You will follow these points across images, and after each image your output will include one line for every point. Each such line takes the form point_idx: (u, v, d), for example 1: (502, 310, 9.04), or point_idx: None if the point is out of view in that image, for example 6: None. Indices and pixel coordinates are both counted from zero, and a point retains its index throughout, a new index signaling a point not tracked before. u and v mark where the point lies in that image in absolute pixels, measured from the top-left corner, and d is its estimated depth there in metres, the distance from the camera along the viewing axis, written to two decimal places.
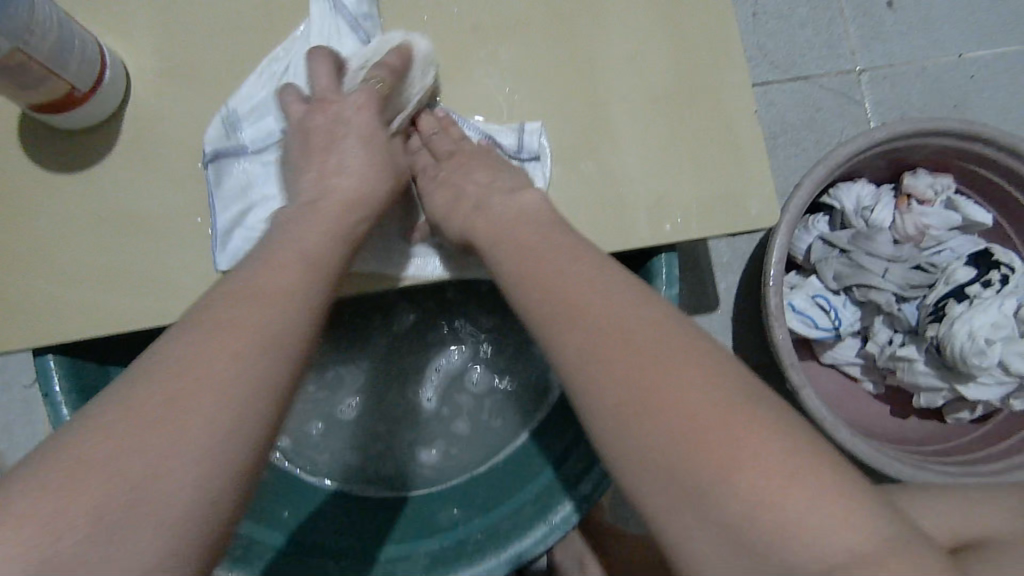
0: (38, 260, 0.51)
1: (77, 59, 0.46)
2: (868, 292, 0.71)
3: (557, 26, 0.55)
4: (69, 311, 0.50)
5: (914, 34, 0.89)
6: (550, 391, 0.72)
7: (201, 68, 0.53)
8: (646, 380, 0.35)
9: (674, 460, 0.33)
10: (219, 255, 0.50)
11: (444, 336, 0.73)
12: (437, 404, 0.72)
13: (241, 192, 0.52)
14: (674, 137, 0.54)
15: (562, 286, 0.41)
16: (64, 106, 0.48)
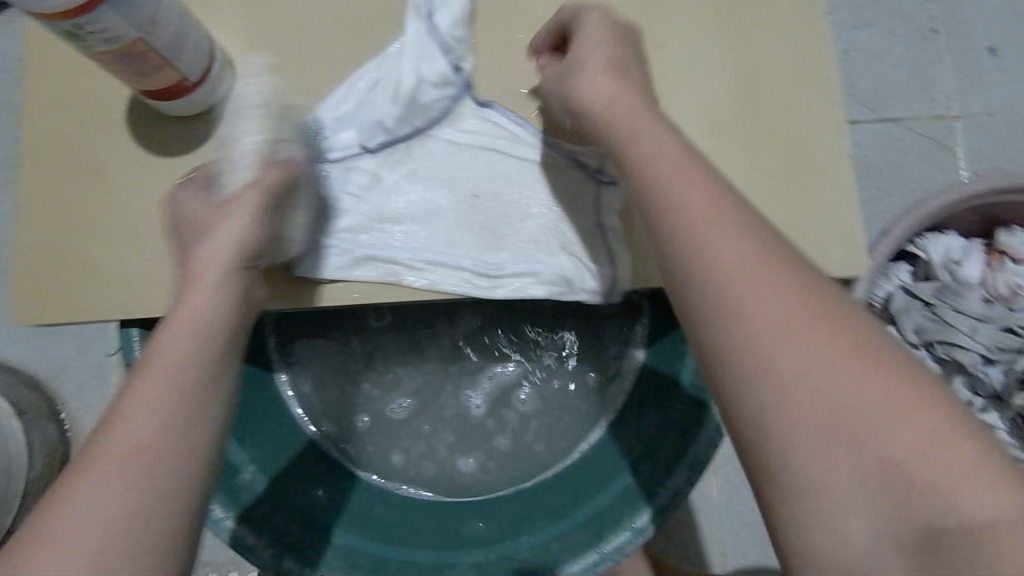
0: (129, 239, 0.53)
1: (191, 51, 0.48)
2: (952, 351, 0.68)
3: (651, 51, 0.55)
4: (152, 290, 0.52)
5: (1017, 82, 0.85)
6: (598, 418, 0.71)
7: (299, 64, 0.54)
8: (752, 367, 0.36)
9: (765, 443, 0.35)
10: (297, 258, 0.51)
11: (501, 346, 0.72)
12: (485, 413, 0.71)
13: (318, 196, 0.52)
14: (763, 173, 0.53)
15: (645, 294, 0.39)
16: (174, 93, 0.50)
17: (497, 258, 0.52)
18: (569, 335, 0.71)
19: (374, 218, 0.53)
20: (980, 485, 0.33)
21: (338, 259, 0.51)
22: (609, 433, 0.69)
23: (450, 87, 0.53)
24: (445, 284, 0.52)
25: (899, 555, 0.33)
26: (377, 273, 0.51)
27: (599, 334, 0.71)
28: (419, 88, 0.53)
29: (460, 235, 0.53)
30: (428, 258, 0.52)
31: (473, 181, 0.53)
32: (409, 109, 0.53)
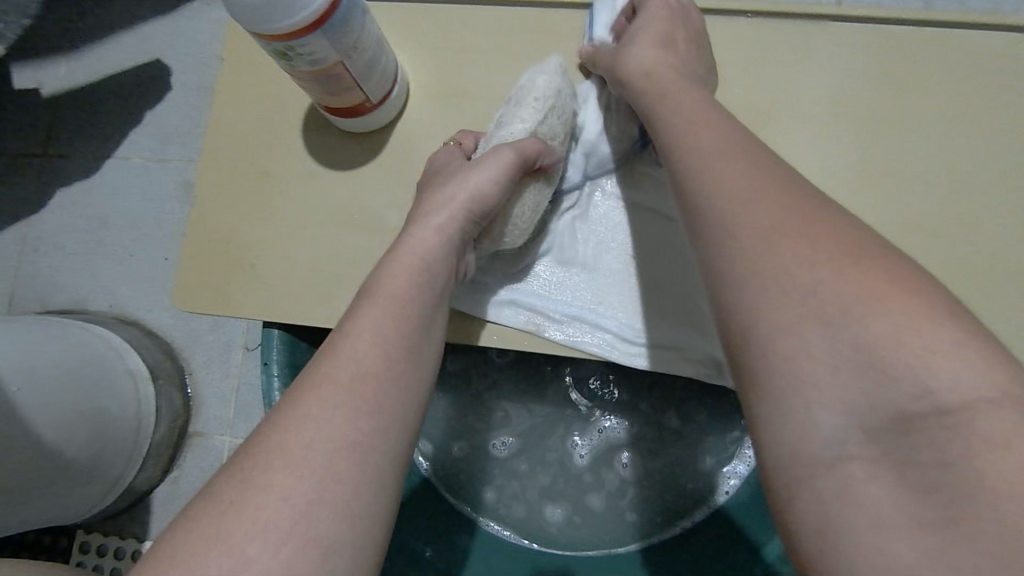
0: (288, 243, 0.55)
1: (378, 76, 0.49)
2: None
3: (864, 126, 0.53)
4: (300, 296, 0.54)
5: None
6: (701, 502, 0.67)
7: (472, 97, 0.55)
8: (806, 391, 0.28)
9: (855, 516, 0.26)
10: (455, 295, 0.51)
11: (617, 400, 0.70)
12: (587, 465, 0.69)
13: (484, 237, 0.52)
14: (961, 263, 0.49)
15: None
16: (355, 112, 0.52)
17: (641, 323, 0.50)
18: (684, 406, 0.69)
19: (528, 265, 0.52)
20: (982, 368, 0.25)
21: (496, 297, 0.51)
22: (711, 521, 0.65)
23: (634, 140, 0.52)
24: (587, 343, 0.50)
25: (871, 448, 0.26)
26: (518, 320, 0.50)
27: (716, 413, 0.68)
28: (600, 138, 0.51)
29: (608, 294, 0.51)
30: (573, 313, 0.50)
31: (630, 243, 0.52)
32: (587, 155, 0.52)
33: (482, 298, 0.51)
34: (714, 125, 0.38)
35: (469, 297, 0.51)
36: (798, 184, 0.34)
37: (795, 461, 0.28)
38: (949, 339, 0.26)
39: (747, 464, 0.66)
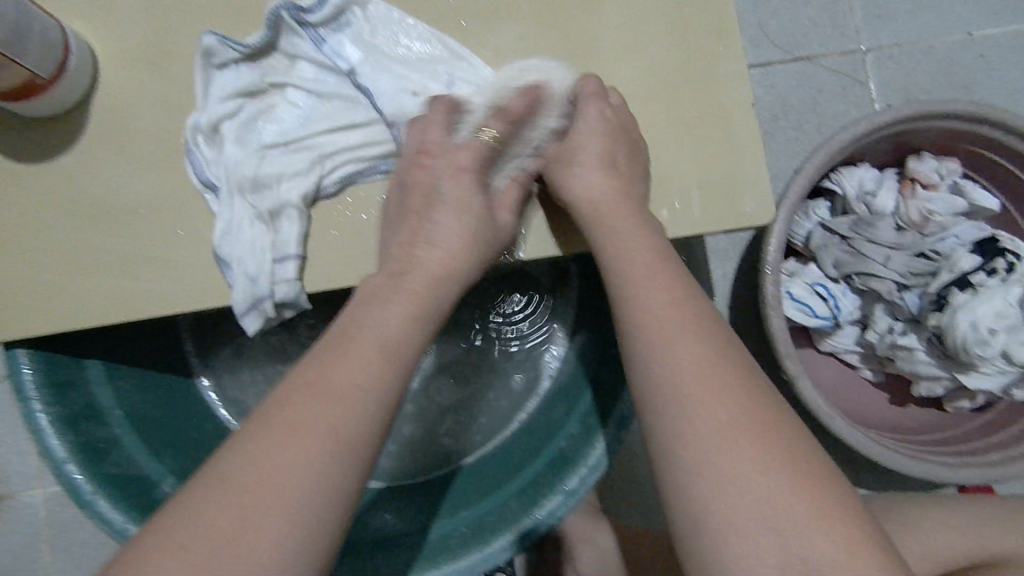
0: None
1: (37, 46, 0.45)
2: (868, 281, 0.69)
3: None
4: (15, 294, 0.51)
5: (923, 9, 0.84)
6: (525, 403, 0.70)
7: (170, 56, 0.53)
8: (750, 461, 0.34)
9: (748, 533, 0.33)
10: (193, 154, 0.52)
11: (436, 326, 0.71)
12: (419, 383, 0.71)
13: (250, 106, 0.52)
14: (679, 115, 0.54)
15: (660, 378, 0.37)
16: (28, 93, 0.47)
17: (280, 183, 0.51)
18: (500, 323, 0.72)
19: (200, 140, 0.51)
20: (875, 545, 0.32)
21: (208, 151, 0.52)
22: (540, 408, 0.68)
23: (391, 95, 0.53)
24: (232, 234, 0.50)
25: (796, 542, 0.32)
26: (210, 154, 0.51)
27: (528, 320, 0.72)
28: (384, 66, 0.53)
29: (267, 164, 0.51)
30: (225, 179, 0.51)
31: (320, 140, 0.52)
32: (368, 57, 0.53)
33: (200, 154, 0.51)
34: (366, 74, 0.53)
35: (197, 154, 0.51)
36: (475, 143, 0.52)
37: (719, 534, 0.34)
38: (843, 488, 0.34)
39: (560, 356, 0.70)
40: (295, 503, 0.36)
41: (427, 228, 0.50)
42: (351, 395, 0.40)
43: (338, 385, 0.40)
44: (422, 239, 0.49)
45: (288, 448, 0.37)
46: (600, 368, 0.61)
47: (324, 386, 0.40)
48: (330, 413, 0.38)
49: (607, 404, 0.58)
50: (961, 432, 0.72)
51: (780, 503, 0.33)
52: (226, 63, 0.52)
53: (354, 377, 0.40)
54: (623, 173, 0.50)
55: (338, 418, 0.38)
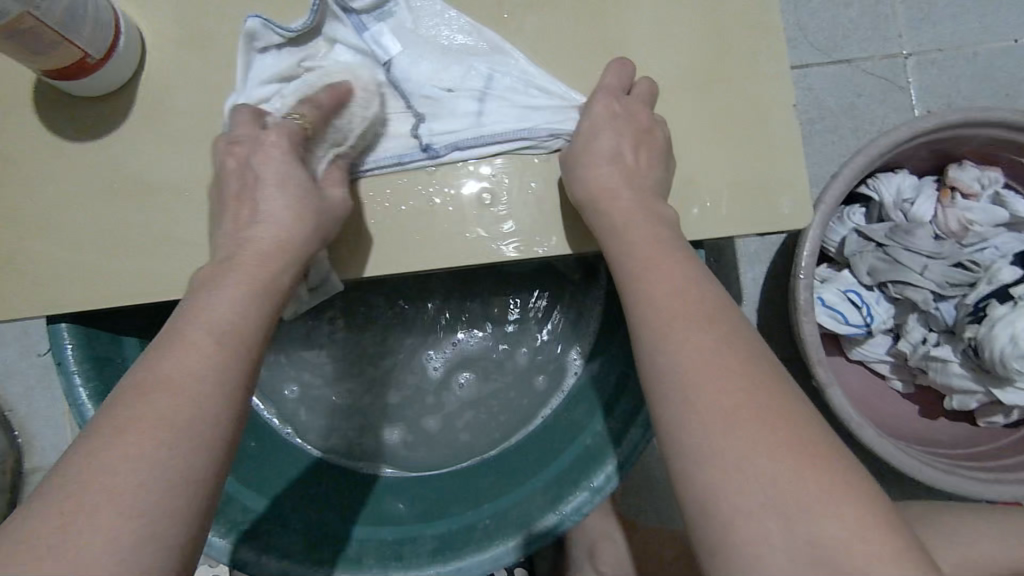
0: (31, 222, 0.52)
1: (89, 26, 0.46)
2: (904, 289, 0.68)
3: None
4: (58, 270, 0.52)
5: (968, 15, 0.82)
6: (548, 400, 0.70)
7: (216, 40, 0.53)
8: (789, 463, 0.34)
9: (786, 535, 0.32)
10: None
11: (462, 319, 0.72)
12: (445, 374, 0.71)
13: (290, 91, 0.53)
14: (717, 113, 0.54)
15: (697, 375, 0.37)
16: (78, 73, 0.48)
17: None
18: (527, 318, 0.72)
19: None
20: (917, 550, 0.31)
21: None
22: (564, 404, 0.68)
23: (430, 86, 0.53)
24: None
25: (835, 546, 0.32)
26: None
27: (555, 317, 0.72)
28: (424, 56, 0.54)
29: None
30: None
31: None
32: (409, 46, 0.54)
33: None
34: (407, 63, 0.53)
35: None
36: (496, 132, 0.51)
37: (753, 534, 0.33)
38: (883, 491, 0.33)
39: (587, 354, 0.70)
40: (138, 497, 0.32)
41: (252, 212, 0.46)
42: (187, 385, 0.36)
43: (165, 375, 0.36)
44: (247, 221, 0.46)
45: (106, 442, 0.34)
46: (628, 366, 0.61)
47: (151, 379, 0.36)
48: (159, 404, 0.35)
49: (635, 403, 0.57)
50: (993, 448, 0.70)
51: (817, 503, 0.32)
52: (268, 48, 0.53)
53: (185, 364, 0.37)
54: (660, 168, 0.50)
55: (162, 410, 0.35)
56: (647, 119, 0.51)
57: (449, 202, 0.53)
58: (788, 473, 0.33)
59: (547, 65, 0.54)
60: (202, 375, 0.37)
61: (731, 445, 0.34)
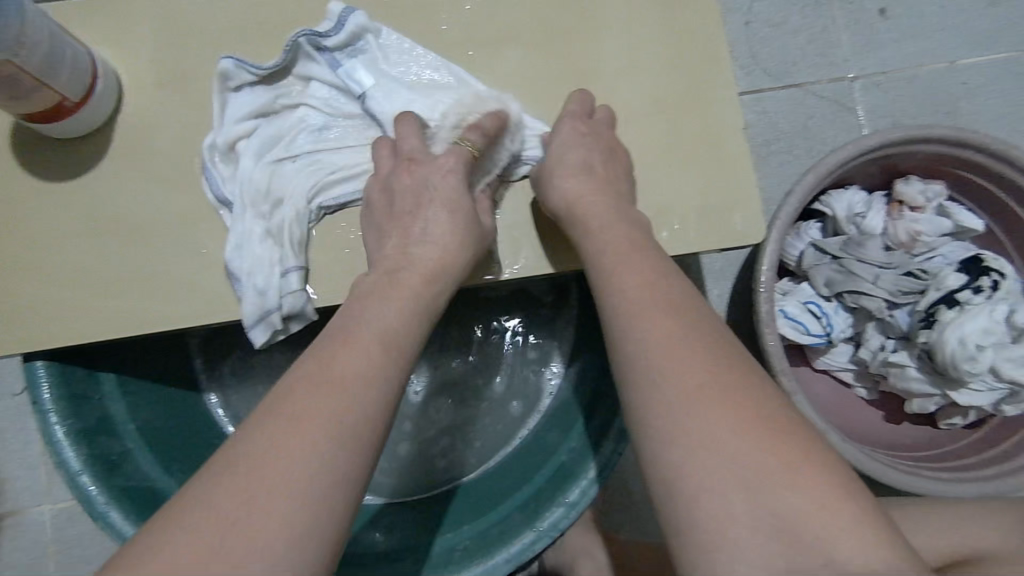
0: (9, 262, 0.53)
1: (68, 70, 0.48)
2: (859, 299, 0.71)
3: (586, 9, 0.58)
4: (36, 306, 0.53)
5: (907, 40, 0.88)
6: (525, 423, 0.71)
7: (192, 80, 0.56)
8: (742, 459, 0.35)
9: (740, 528, 0.34)
10: (210, 173, 0.54)
11: (438, 343, 0.73)
12: (424, 397, 0.72)
13: (264, 125, 0.56)
14: (671, 138, 0.57)
15: (655, 383, 0.39)
16: (56, 115, 0.50)
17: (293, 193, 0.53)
18: (501, 340, 0.74)
19: (216, 157, 0.54)
20: (861, 535, 0.33)
21: (225, 169, 0.54)
22: (541, 424, 0.69)
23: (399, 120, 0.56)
24: (244, 249, 0.52)
25: (784, 535, 0.33)
26: (226, 171, 0.54)
27: (527, 338, 0.74)
28: (391, 89, 0.56)
29: (280, 178, 0.54)
30: (241, 194, 0.53)
31: (330, 156, 0.55)
32: (378, 81, 0.56)
33: (217, 171, 0.54)
34: (377, 96, 0.56)
35: (213, 171, 0.54)
36: (593, 138, 0.54)
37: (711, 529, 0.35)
38: (828, 482, 0.35)
39: (560, 373, 0.72)
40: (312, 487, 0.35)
41: (419, 231, 0.50)
42: (348, 384, 0.39)
43: (331, 375, 0.39)
44: (415, 238, 0.50)
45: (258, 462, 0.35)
46: (600, 384, 0.63)
47: (293, 401, 0.38)
48: (305, 422, 0.37)
49: (608, 419, 0.59)
50: (954, 448, 0.73)
51: (767, 496, 0.34)
52: (241, 86, 0.55)
53: (347, 366, 0.40)
54: (618, 189, 0.53)
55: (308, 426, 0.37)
56: (607, 144, 0.54)
57: None
58: (740, 468, 0.35)
59: (511, 97, 0.57)
60: (359, 371, 0.40)
61: (688, 446, 0.36)
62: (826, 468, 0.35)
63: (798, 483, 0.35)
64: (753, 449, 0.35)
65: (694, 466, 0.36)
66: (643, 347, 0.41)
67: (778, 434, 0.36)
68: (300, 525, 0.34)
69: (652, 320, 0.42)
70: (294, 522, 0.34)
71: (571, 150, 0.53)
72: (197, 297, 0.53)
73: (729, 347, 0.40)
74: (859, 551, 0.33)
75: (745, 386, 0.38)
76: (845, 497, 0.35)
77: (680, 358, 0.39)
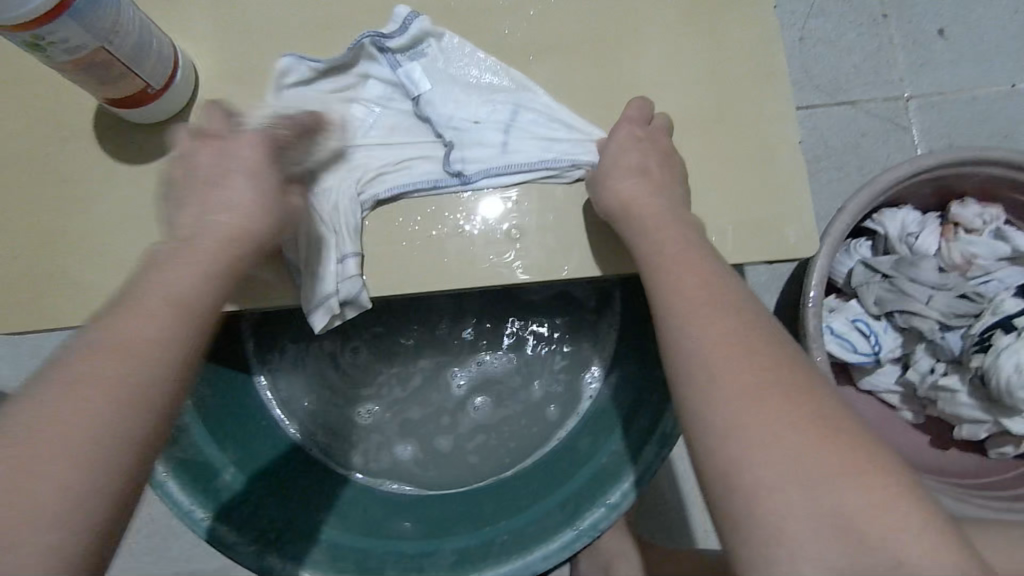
0: (85, 240, 0.56)
1: (153, 59, 0.50)
2: (910, 319, 0.70)
3: (648, 18, 0.59)
4: (108, 282, 0.55)
5: (967, 61, 0.86)
6: (562, 425, 0.71)
7: (262, 74, 0.58)
8: (800, 466, 0.35)
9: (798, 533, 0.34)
10: None
11: (481, 340, 0.74)
12: (466, 392, 0.73)
13: None
14: (728, 148, 0.57)
15: (712, 387, 0.39)
16: (139, 102, 0.53)
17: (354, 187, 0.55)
18: (544, 341, 0.74)
19: None
20: (924, 549, 0.33)
21: None
22: (579, 426, 0.69)
23: (455, 120, 0.57)
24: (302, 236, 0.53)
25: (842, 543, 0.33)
26: None
27: (570, 341, 0.74)
28: (450, 91, 0.58)
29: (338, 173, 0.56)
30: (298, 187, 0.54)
31: (386, 154, 0.57)
32: (436, 81, 0.58)
33: None
34: (438, 96, 0.58)
35: None
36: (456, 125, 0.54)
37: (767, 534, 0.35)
38: (891, 495, 0.34)
39: (600, 377, 0.72)
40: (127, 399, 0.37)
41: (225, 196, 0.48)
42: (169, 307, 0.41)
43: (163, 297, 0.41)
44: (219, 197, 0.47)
45: (75, 392, 0.36)
46: (642, 388, 0.63)
47: (103, 343, 0.38)
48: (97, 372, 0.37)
49: (652, 423, 0.59)
50: (1003, 477, 0.71)
51: (824, 504, 0.34)
52: (297, 83, 0.57)
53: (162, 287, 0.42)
54: (675, 196, 0.53)
55: (99, 377, 0.37)
56: (664, 150, 0.54)
57: (475, 227, 0.56)
58: (798, 475, 0.35)
59: (569, 102, 0.58)
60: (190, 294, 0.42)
61: (746, 450, 0.36)
62: (888, 481, 0.35)
63: (859, 495, 0.34)
64: (812, 459, 0.35)
65: (753, 471, 0.36)
66: (700, 351, 0.41)
67: (838, 444, 0.36)
68: (101, 427, 0.36)
69: (709, 324, 0.42)
70: (105, 432, 0.36)
71: (628, 155, 0.53)
72: (258, 281, 0.54)
73: (787, 355, 0.40)
74: (923, 564, 0.32)
75: (806, 394, 0.38)
76: (908, 511, 0.34)
77: (737, 364, 0.39)
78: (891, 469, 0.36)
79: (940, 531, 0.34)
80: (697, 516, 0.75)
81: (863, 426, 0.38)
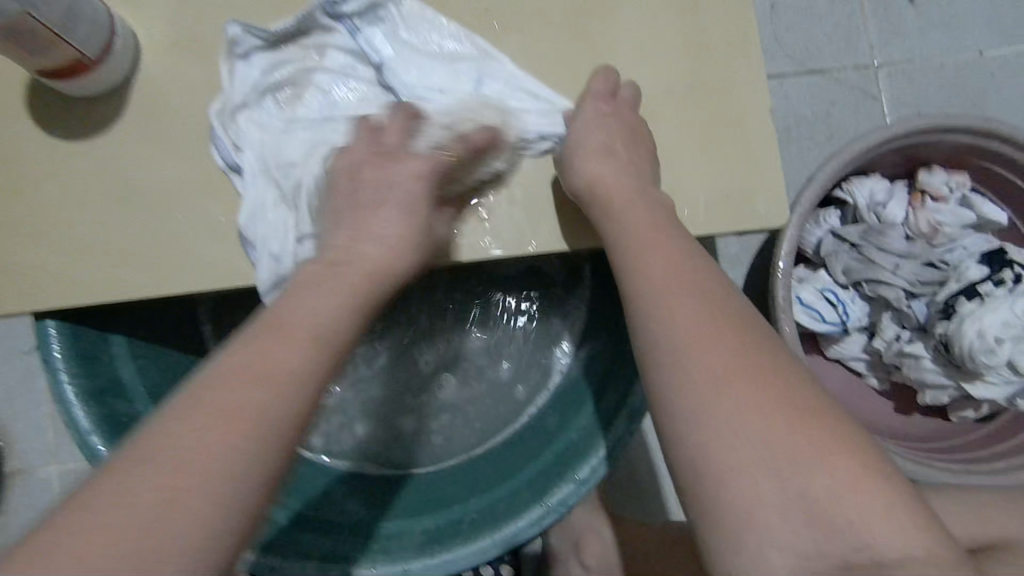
0: (23, 222, 0.53)
1: (86, 26, 0.47)
2: (877, 288, 0.71)
3: None
4: (49, 266, 0.52)
5: (936, 27, 0.86)
6: (532, 401, 0.71)
7: (210, 43, 0.54)
8: (766, 442, 0.35)
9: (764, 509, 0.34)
10: (215, 140, 0.53)
11: (448, 317, 0.73)
12: (434, 370, 0.72)
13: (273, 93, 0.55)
14: (698, 118, 0.56)
15: (680, 363, 0.39)
16: (73, 72, 0.49)
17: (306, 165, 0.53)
18: (512, 316, 0.73)
19: (222, 124, 0.53)
20: (889, 521, 0.33)
21: (231, 136, 0.53)
22: (549, 402, 0.69)
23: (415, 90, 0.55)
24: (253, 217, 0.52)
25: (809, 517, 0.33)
26: (229, 138, 0.53)
27: (539, 316, 0.73)
28: (410, 59, 0.55)
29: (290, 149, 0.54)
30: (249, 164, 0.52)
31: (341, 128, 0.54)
32: (397, 49, 0.55)
33: (220, 139, 0.53)
34: (399, 65, 0.55)
35: (217, 138, 0.53)
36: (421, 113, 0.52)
37: (735, 509, 0.35)
38: (856, 468, 0.35)
39: (570, 353, 0.72)
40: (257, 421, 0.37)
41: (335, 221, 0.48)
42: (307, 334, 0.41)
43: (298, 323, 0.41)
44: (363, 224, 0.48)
45: (210, 426, 0.36)
46: (613, 362, 0.62)
47: (221, 384, 0.38)
48: (202, 433, 0.36)
49: (620, 398, 0.59)
50: (964, 440, 0.72)
51: (790, 479, 0.34)
52: (248, 52, 0.54)
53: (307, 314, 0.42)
54: (645, 169, 0.52)
55: (214, 409, 0.37)
56: (631, 124, 0.53)
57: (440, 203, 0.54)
58: (765, 451, 0.35)
59: (535, 71, 0.56)
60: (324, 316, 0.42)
61: (714, 427, 0.36)
62: (855, 455, 0.35)
63: (824, 468, 0.34)
64: (780, 433, 0.35)
65: (720, 447, 0.36)
66: (667, 327, 0.40)
67: (804, 418, 0.36)
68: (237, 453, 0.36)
69: (678, 300, 0.41)
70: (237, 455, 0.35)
71: (597, 127, 0.52)
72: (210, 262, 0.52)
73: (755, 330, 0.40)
74: (887, 535, 0.33)
75: (772, 369, 0.38)
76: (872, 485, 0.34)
77: (706, 340, 0.39)
78: (856, 443, 0.36)
79: (903, 502, 0.34)
80: (669, 487, 0.76)
81: (830, 400, 0.38)
